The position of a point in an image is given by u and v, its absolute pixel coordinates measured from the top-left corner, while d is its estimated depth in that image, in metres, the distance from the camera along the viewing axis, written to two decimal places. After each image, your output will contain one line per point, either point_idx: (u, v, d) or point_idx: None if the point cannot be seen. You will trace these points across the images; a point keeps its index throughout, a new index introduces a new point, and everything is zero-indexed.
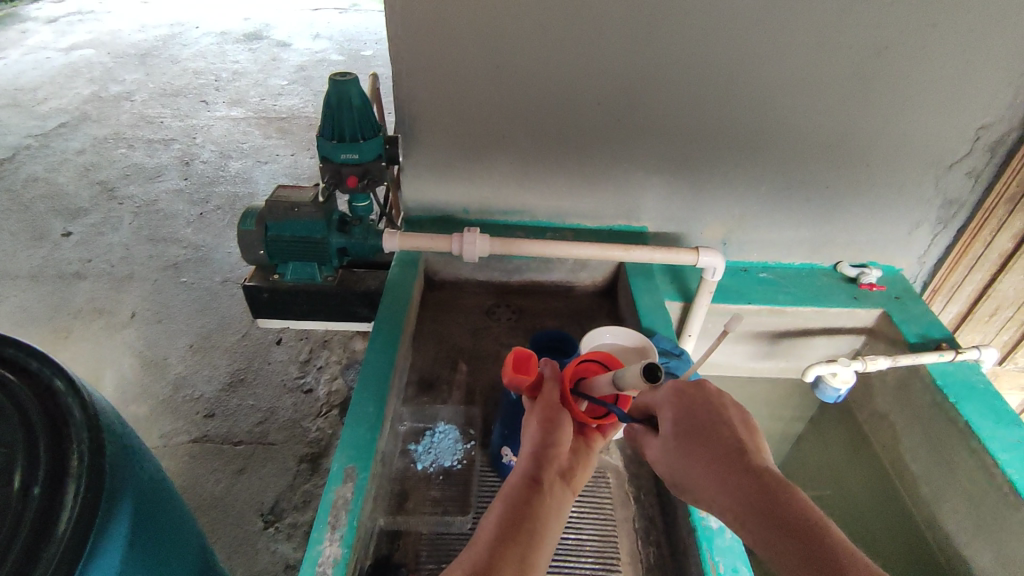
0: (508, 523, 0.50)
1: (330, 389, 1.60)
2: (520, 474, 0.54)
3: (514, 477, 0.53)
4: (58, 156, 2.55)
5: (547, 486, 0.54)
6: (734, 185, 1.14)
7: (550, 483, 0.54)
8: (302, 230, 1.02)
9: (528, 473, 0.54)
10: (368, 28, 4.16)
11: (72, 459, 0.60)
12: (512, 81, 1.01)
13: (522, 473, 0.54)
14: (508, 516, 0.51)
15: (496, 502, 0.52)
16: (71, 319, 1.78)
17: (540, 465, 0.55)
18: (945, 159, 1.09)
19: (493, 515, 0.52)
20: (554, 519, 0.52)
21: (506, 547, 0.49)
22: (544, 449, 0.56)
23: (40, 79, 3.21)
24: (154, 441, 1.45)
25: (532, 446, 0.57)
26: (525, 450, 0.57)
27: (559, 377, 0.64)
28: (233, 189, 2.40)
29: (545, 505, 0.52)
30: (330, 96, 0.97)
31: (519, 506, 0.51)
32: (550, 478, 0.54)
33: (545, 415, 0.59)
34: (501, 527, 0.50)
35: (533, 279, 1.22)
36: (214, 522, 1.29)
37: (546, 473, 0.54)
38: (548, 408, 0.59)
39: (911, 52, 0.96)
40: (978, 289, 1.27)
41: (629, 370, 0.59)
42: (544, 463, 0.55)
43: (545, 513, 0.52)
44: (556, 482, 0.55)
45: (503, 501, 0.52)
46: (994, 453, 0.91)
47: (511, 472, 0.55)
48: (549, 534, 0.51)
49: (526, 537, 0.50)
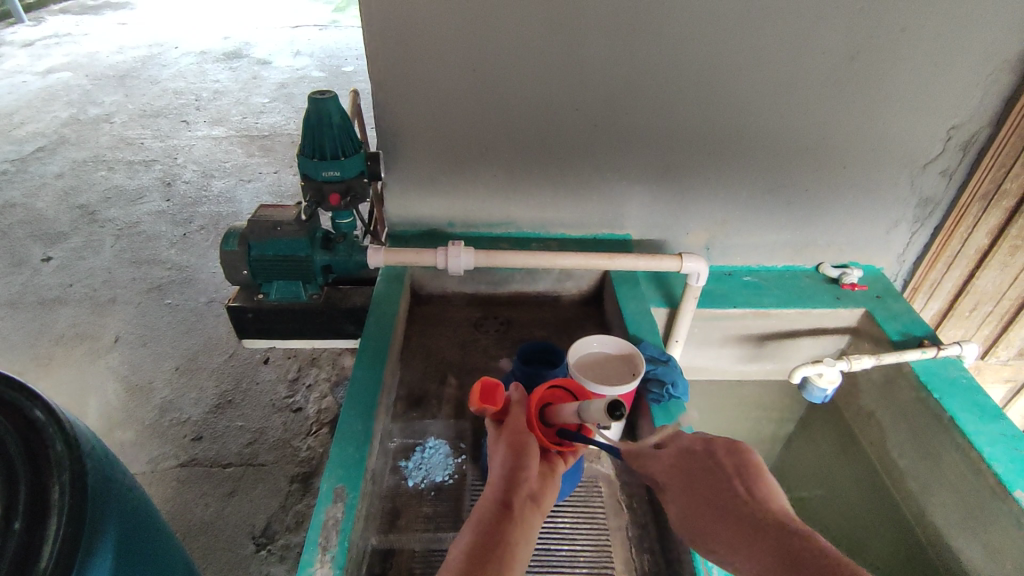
0: (481, 545, 0.51)
1: (320, 407, 1.59)
2: (492, 498, 0.55)
3: (486, 502, 0.54)
4: (36, 180, 2.52)
5: (518, 510, 0.54)
6: (715, 191, 1.15)
7: (521, 506, 0.55)
8: (286, 249, 1.02)
9: (499, 499, 0.55)
10: (349, 44, 4.17)
11: (53, 492, 0.59)
12: (492, 96, 1.02)
13: (492, 498, 0.55)
14: (480, 539, 0.51)
15: (468, 527, 0.53)
16: (53, 346, 1.76)
17: (510, 488, 0.56)
18: (919, 159, 1.11)
19: (465, 539, 0.52)
20: (524, 543, 0.53)
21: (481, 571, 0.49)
22: (513, 474, 0.57)
23: (16, 103, 3.18)
24: (140, 467, 1.43)
25: (502, 470, 0.57)
26: (494, 474, 0.58)
27: (526, 404, 0.64)
28: (217, 208, 2.38)
29: (516, 529, 0.53)
30: (310, 114, 0.97)
31: (492, 530, 0.52)
32: (520, 500, 0.55)
33: (513, 440, 0.60)
34: (474, 550, 0.51)
35: (520, 290, 1.23)
36: (204, 547, 1.27)
37: (516, 495, 0.55)
38: (516, 433, 0.60)
39: (882, 56, 0.98)
40: (958, 285, 1.29)
41: (595, 405, 0.57)
42: (513, 487, 0.56)
43: (517, 536, 0.53)
44: (527, 506, 0.56)
45: (475, 524, 0.53)
46: (979, 447, 0.92)
47: (482, 497, 0.56)
48: (522, 556, 0.52)
49: (500, 558, 0.51)
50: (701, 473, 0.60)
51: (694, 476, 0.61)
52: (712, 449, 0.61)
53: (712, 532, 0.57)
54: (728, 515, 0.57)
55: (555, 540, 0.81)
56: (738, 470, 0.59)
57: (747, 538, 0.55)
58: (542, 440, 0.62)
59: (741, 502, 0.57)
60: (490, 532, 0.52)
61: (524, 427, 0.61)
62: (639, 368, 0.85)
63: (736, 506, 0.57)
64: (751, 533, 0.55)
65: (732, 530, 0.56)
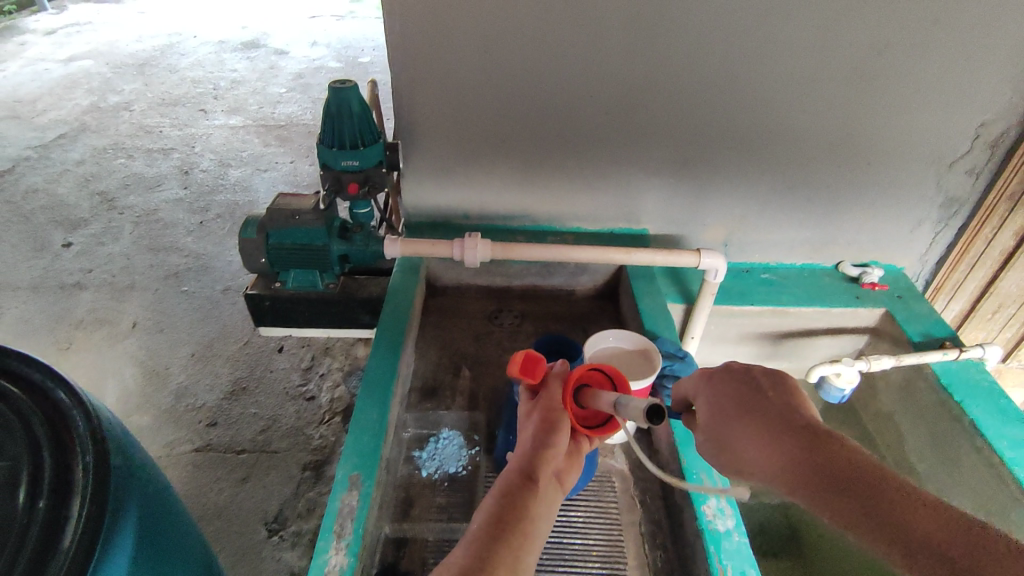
0: (503, 517, 0.51)
1: (333, 396, 1.60)
2: (515, 469, 0.55)
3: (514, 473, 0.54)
4: (58, 167, 2.55)
5: (542, 486, 0.54)
6: (736, 187, 1.14)
7: (544, 482, 0.55)
8: (304, 237, 1.03)
9: (524, 470, 0.55)
10: (366, 35, 4.17)
11: (78, 471, 0.59)
12: (513, 87, 1.02)
13: (520, 469, 0.55)
14: (503, 512, 0.51)
15: (491, 498, 0.53)
16: (72, 330, 1.78)
17: (538, 462, 0.56)
18: (945, 158, 1.09)
19: (485, 510, 0.52)
20: (543, 520, 0.53)
21: (501, 543, 0.49)
22: (541, 448, 0.57)
23: (38, 90, 3.22)
24: (156, 451, 1.45)
25: (530, 442, 0.58)
26: (523, 447, 0.57)
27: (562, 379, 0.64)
28: (233, 197, 2.40)
29: (536, 504, 0.53)
30: (330, 103, 0.97)
31: (516, 501, 0.52)
32: (546, 478, 0.55)
33: (545, 415, 0.60)
34: (493, 523, 0.51)
35: (535, 283, 1.22)
36: (219, 532, 1.29)
37: (541, 470, 0.55)
38: (549, 409, 0.60)
39: (912, 49, 0.96)
40: (980, 287, 1.27)
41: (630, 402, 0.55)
42: (542, 462, 0.56)
43: (538, 513, 0.53)
44: (550, 483, 0.56)
45: (501, 495, 0.53)
46: (1000, 451, 0.91)
47: (505, 467, 0.56)
48: (540, 533, 0.52)
49: (518, 535, 0.50)
50: (735, 392, 0.59)
51: (734, 396, 0.59)
52: (751, 367, 0.60)
53: (750, 449, 0.55)
54: (763, 427, 0.55)
55: (568, 534, 0.81)
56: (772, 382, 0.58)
57: (789, 452, 0.53)
58: (573, 418, 0.61)
59: (786, 419, 0.55)
60: (512, 506, 0.52)
61: (558, 402, 0.61)
62: (655, 360, 0.85)
63: (774, 421, 0.55)
64: (786, 442, 0.53)
65: (776, 449, 0.53)
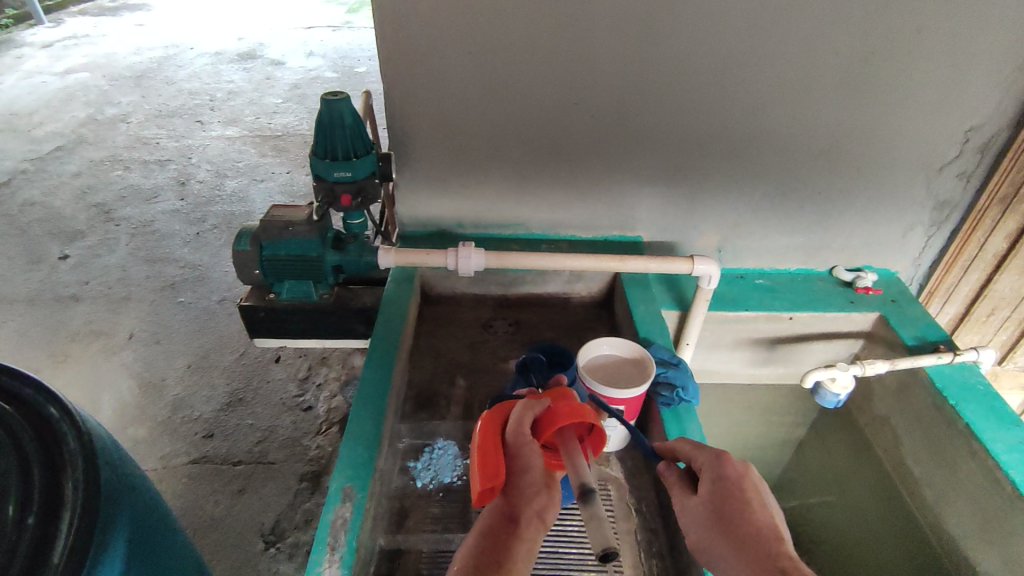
0: (482, 555, 0.54)
1: (329, 406, 1.60)
2: (499, 508, 0.57)
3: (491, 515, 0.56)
4: (54, 180, 2.56)
5: (523, 524, 0.56)
6: (728, 195, 1.15)
7: (525, 520, 0.56)
8: (297, 248, 1.03)
9: (506, 510, 0.57)
10: (362, 45, 4.19)
11: (67, 487, 0.59)
12: (505, 99, 1.02)
13: (500, 509, 0.57)
14: (482, 554, 0.54)
15: (474, 534, 0.56)
16: (69, 343, 1.78)
17: (516, 502, 0.57)
18: (935, 162, 1.10)
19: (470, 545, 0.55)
20: (522, 558, 0.55)
21: None
22: (520, 485, 0.58)
23: (35, 103, 3.23)
24: (152, 464, 1.44)
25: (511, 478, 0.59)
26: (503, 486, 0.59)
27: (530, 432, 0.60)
28: (230, 208, 2.41)
29: (516, 542, 0.55)
30: (322, 115, 0.98)
31: (493, 541, 0.55)
32: (525, 516, 0.56)
33: (518, 456, 0.59)
34: (474, 560, 0.54)
35: (530, 292, 1.23)
36: (216, 545, 1.28)
37: (521, 508, 0.57)
38: (520, 452, 0.59)
39: (899, 56, 0.97)
40: (974, 290, 1.27)
41: (597, 524, 0.53)
42: (519, 501, 0.57)
43: (517, 552, 0.54)
44: (532, 520, 0.56)
45: (478, 533, 0.56)
46: (995, 455, 0.91)
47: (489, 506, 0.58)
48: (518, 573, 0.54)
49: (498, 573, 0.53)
50: (720, 489, 0.60)
51: (727, 508, 0.59)
52: (739, 479, 0.60)
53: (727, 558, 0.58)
54: (738, 538, 0.58)
55: (564, 543, 0.81)
56: (761, 503, 0.60)
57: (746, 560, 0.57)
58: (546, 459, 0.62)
59: (772, 562, 0.55)
60: (491, 544, 0.54)
61: (531, 449, 0.59)
62: (648, 370, 0.86)
63: (744, 535, 0.58)
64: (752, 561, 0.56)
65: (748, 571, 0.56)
